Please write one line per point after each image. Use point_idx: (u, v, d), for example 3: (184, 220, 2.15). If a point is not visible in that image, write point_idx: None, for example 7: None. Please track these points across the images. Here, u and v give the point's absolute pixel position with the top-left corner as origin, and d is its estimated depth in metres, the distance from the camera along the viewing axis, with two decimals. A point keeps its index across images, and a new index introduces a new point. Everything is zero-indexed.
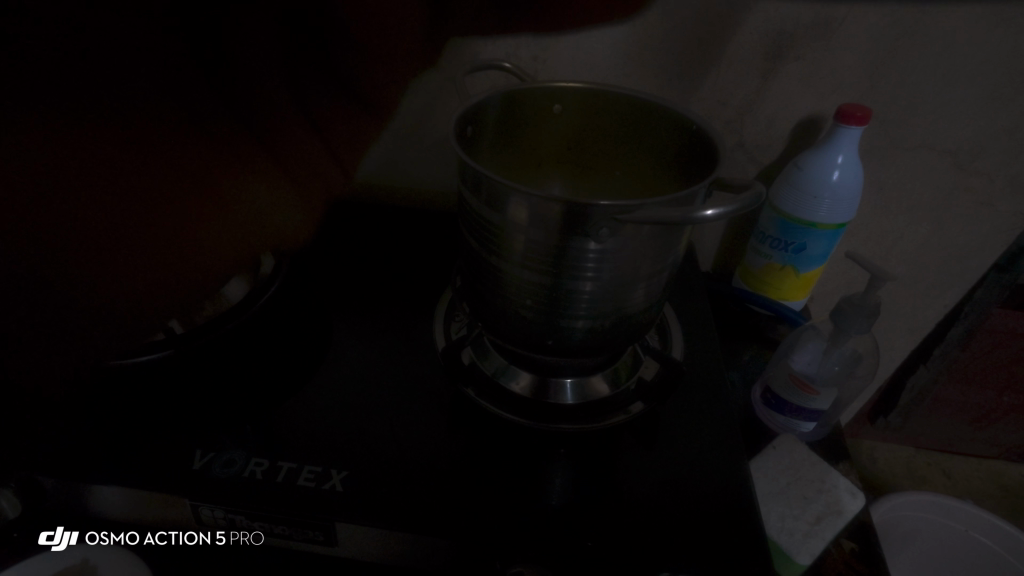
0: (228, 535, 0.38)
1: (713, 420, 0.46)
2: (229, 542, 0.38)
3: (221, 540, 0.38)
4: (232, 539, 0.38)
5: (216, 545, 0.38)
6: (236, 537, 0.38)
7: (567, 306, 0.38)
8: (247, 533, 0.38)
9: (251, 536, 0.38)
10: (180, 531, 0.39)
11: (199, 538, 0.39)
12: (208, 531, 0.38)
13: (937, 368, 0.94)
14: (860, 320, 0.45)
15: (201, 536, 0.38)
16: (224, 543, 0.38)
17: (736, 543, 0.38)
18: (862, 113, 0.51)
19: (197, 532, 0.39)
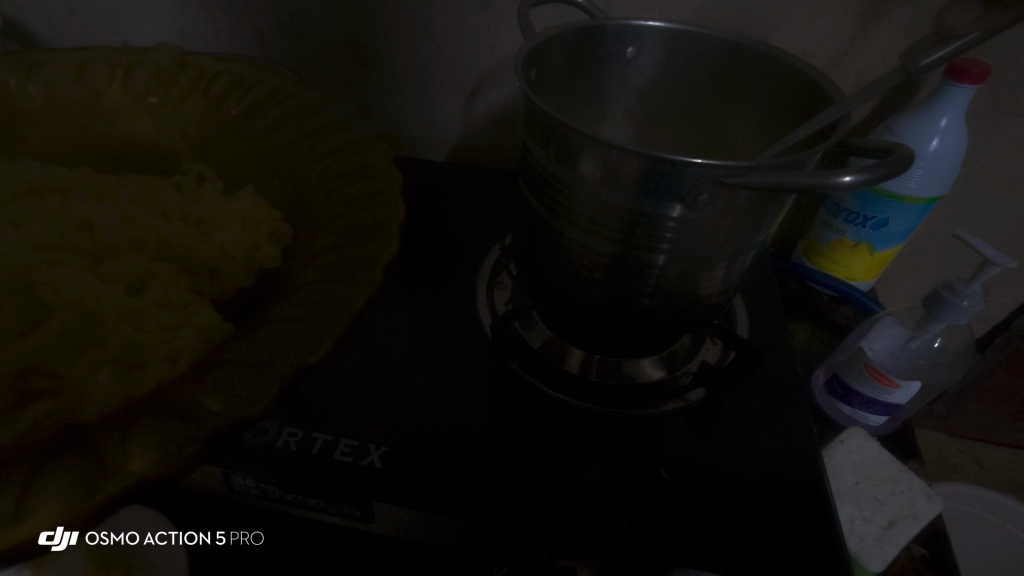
0: (228, 534, 0.37)
1: (781, 412, 0.42)
2: (229, 542, 0.37)
3: (221, 540, 0.37)
4: (232, 539, 0.37)
5: (216, 546, 0.37)
6: (236, 537, 0.37)
7: (636, 280, 0.33)
8: (248, 533, 0.37)
9: (251, 536, 0.37)
10: (181, 531, 0.37)
11: (199, 539, 0.37)
12: (208, 530, 0.37)
13: (994, 358, 0.88)
14: (958, 310, 0.40)
15: (201, 536, 0.37)
16: (223, 543, 0.37)
17: (809, 548, 0.34)
18: (979, 69, 0.44)
19: (197, 532, 0.37)
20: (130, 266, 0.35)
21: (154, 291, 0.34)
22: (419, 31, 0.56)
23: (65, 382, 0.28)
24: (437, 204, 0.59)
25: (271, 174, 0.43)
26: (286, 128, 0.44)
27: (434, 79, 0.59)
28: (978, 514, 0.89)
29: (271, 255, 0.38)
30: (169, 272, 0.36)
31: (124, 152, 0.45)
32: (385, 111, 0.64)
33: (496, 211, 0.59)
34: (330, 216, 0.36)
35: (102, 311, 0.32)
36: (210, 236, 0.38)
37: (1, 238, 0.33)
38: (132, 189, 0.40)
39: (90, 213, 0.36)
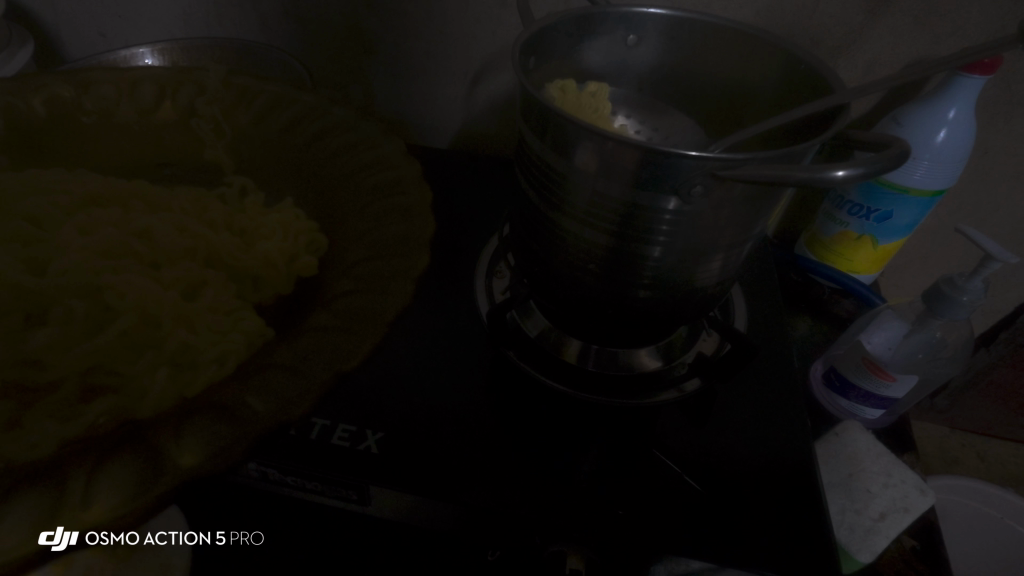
0: (228, 535, 0.38)
1: (777, 404, 0.42)
2: (229, 542, 0.38)
3: (221, 540, 0.38)
4: (232, 539, 0.38)
5: (216, 545, 0.38)
6: (236, 537, 0.38)
7: (632, 271, 0.33)
8: (248, 533, 0.38)
9: (251, 536, 0.38)
10: (180, 531, 0.37)
11: (199, 539, 0.38)
12: (208, 531, 0.38)
13: (999, 352, 0.87)
14: (957, 305, 0.40)
15: (201, 535, 0.38)
16: (223, 543, 0.38)
17: (798, 538, 0.35)
18: (989, 60, 0.43)
19: (196, 532, 0.38)
20: (185, 273, 0.36)
21: (205, 298, 0.35)
22: (422, 16, 0.55)
23: (126, 380, 0.31)
24: (438, 192, 0.59)
25: (307, 182, 0.43)
26: (322, 138, 0.43)
27: (437, 66, 0.59)
28: (974, 506, 0.88)
29: (308, 265, 0.38)
30: (218, 280, 0.37)
31: (164, 158, 0.44)
32: (387, 97, 0.63)
33: (498, 199, 0.59)
34: (366, 231, 0.36)
35: (161, 317, 0.33)
36: (254, 245, 0.38)
37: (70, 242, 0.34)
38: (182, 198, 0.39)
39: (147, 221, 0.36)
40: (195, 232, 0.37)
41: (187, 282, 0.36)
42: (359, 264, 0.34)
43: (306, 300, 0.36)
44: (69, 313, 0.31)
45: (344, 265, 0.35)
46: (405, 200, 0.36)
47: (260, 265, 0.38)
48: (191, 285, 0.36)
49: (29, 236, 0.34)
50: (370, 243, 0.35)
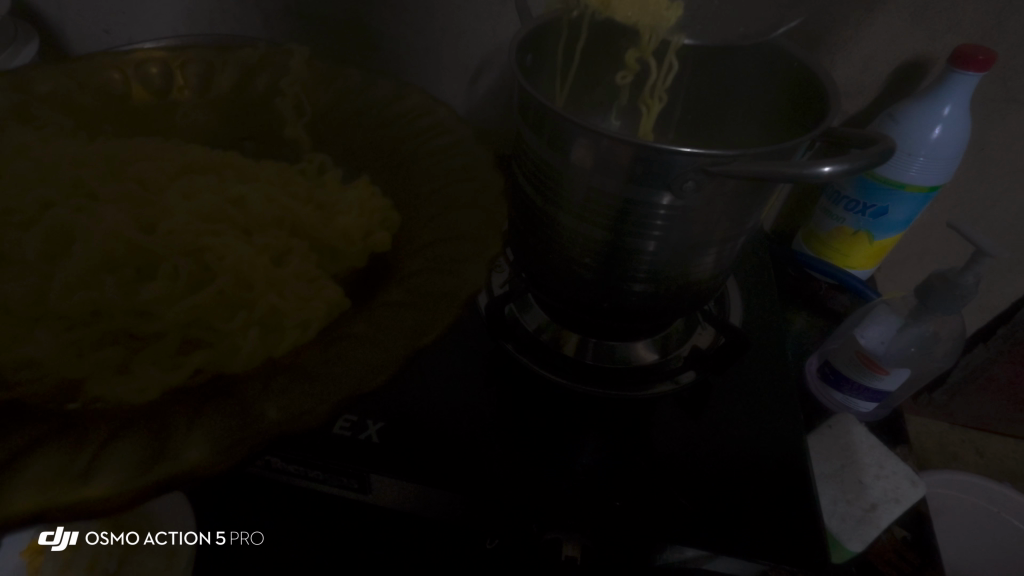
0: (228, 535, 0.38)
1: (770, 397, 0.43)
2: (229, 543, 0.38)
3: (222, 540, 0.38)
4: (232, 539, 0.38)
5: (216, 545, 0.38)
6: (236, 537, 0.38)
7: (627, 265, 0.34)
8: (248, 533, 0.38)
9: (251, 536, 0.38)
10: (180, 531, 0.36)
11: (199, 538, 0.38)
12: (208, 530, 0.38)
13: (997, 348, 0.87)
14: (949, 299, 0.41)
15: (201, 535, 0.38)
16: (223, 543, 0.38)
17: (789, 527, 0.35)
18: (984, 56, 0.43)
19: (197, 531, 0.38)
20: (273, 241, 0.33)
21: (293, 264, 0.32)
22: (423, 12, 0.56)
23: (219, 338, 0.29)
24: None
25: (381, 168, 0.42)
26: (405, 126, 0.43)
27: (438, 62, 0.60)
28: (970, 500, 0.89)
29: (382, 242, 0.36)
30: (303, 250, 0.34)
31: (243, 134, 0.44)
32: None
33: None
34: (443, 218, 0.35)
35: (255, 278, 0.31)
36: (334, 218, 0.36)
37: (178, 208, 0.32)
38: (267, 171, 0.38)
39: (242, 189, 0.34)
40: (281, 198, 0.35)
41: (273, 248, 0.33)
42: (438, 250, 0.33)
43: (378, 278, 0.35)
44: (171, 272, 0.30)
45: (418, 248, 0.34)
46: (482, 193, 0.36)
47: (338, 238, 0.35)
48: (280, 253, 0.33)
49: (138, 198, 0.32)
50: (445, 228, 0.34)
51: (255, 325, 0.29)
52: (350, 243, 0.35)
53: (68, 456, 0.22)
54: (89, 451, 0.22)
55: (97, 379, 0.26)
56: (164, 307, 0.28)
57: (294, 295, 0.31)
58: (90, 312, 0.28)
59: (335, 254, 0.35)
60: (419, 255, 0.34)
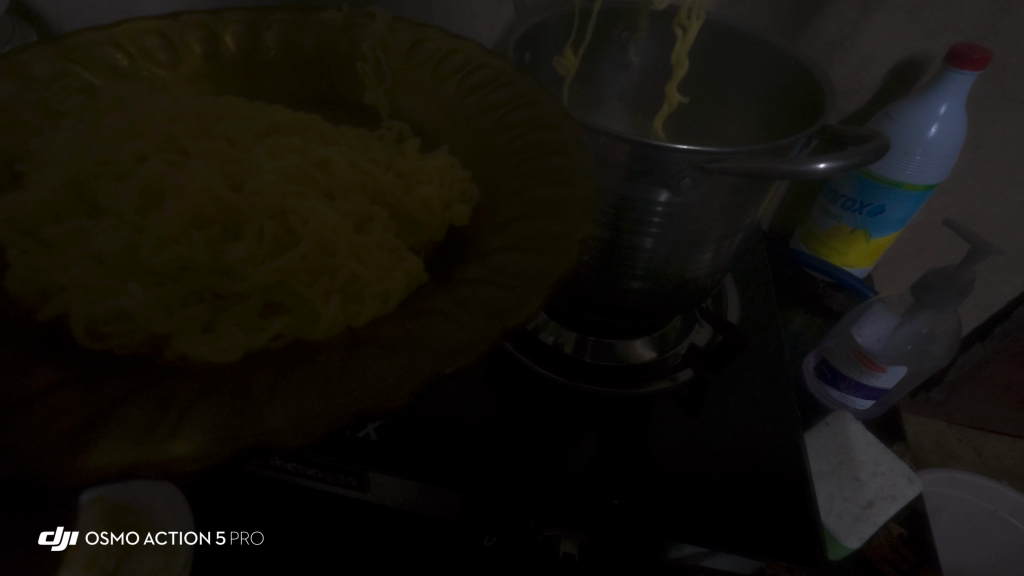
0: (228, 535, 0.38)
1: (768, 394, 0.43)
2: (229, 542, 0.38)
3: (221, 540, 0.38)
4: (232, 539, 0.38)
5: (216, 545, 0.38)
6: (236, 537, 0.38)
7: (625, 263, 0.34)
8: (248, 533, 0.38)
9: (251, 536, 0.38)
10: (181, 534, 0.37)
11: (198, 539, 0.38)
12: (208, 531, 0.38)
13: (994, 347, 0.87)
14: (946, 296, 0.41)
15: (200, 535, 0.38)
16: (223, 543, 0.38)
17: (787, 523, 0.35)
18: (980, 55, 0.43)
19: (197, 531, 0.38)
20: (354, 208, 0.29)
21: (374, 233, 0.29)
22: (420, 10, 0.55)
23: (299, 304, 0.26)
24: None
25: (457, 129, 0.36)
26: (473, 81, 0.36)
27: None
28: (971, 500, 0.88)
29: (462, 215, 0.31)
30: (385, 220, 0.30)
31: (327, 94, 0.39)
32: None
33: None
34: (534, 187, 0.28)
35: (336, 245, 0.27)
36: (412, 188, 0.31)
37: (263, 165, 0.29)
38: (345, 138, 0.33)
39: (327, 152, 0.31)
40: (360, 168, 0.31)
41: (347, 214, 0.29)
42: (523, 224, 0.26)
43: (451, 259, 0.29)
44: (257, 233, 0.27)
45: (498, 223, 0.28)
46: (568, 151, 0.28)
47: (420, 203, 0.30)
48: (358, 224, 0.29)
49: (226, 155, 0.30)
50: (535, 198, 0.27)
51: (337, 294, 0.26)
52: (432, 212, 0.30)
53: (158, 412, 0.19)
54: (180, 406, 0.19)
55: (181, 337, 0.24)
56: (246, 260, 0.26)
57: (383, 275, 0.27)
58: (179, 269, 0.26)
59: (423, 225, 0.30)
60: (503, 229, 0.27)
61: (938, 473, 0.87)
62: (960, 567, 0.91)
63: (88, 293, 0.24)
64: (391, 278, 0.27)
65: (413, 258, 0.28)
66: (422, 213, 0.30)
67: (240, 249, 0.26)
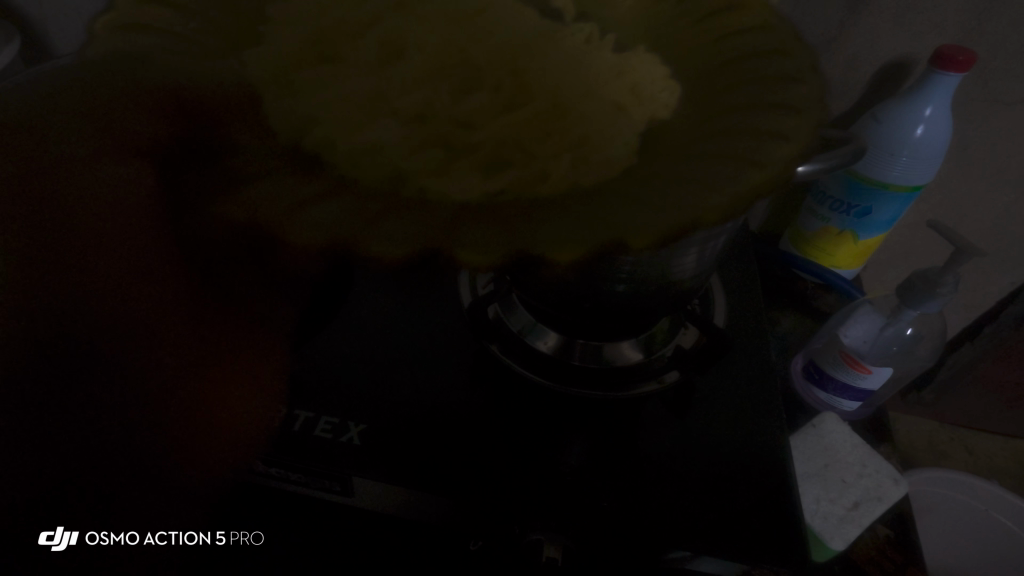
0: (229, 535, 0.38)
1: (754, 395, 0.43)
2: (229, 542, 0.38)
3: (222, 540, 0.38)
4: (232, 539, 0.38)
5: (216, 545, 0.38)
6: (236, 537, 0.38)
7: (608, 265, 0.34)
8: (248, 532, 0.38)
9: (251, 536, 0.38)
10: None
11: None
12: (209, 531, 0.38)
13: (984, 347, 0.88)
14: (931, 297, 0.41)
15: None
16: (223, 543, 0.38)
17: (772, 525, 0.35)
18: (965, 57, 0.43)
19: None
20: (546, 108, 0.28)
21: (585, 125, 0.28)
22: None
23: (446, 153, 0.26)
24: None
25: (706, 50, 0.36)
26: (737, 42, 0.34)
27: None
28: (960, 498, 0.88)
29: (670, 108, 0.32)
30: (546, 116, 0.28)
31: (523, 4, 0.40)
32: None
33: None
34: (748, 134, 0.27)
35: (539, 145, 0.26)
36: (594, 94, 0.30)
37: (420, 30, 0.30)
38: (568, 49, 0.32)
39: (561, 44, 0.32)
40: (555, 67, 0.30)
41: (545, 108, 0.28)
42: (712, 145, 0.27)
43: (596, 149, 0.27)
44: (464, 98, 0.28)
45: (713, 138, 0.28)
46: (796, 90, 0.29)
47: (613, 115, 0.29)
48: (559, 131, 0.27)
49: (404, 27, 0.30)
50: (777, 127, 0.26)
51: (567, 153, 0.26)
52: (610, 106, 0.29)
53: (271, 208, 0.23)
54: (293, 205, 0.23)
55: (396, 214, 0.23)
56: (469, 184, 0.25)
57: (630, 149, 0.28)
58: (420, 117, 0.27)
59: (597, 144, 0.27)
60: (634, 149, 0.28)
61: (930, 472, 0.87)
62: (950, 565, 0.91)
63: (346, 125, 0.26)
64: (539, 159, 0.26)
65: (557, 155, 0.26)
66: (579, 118, 0.28)
67: (379, 122, 0.27)
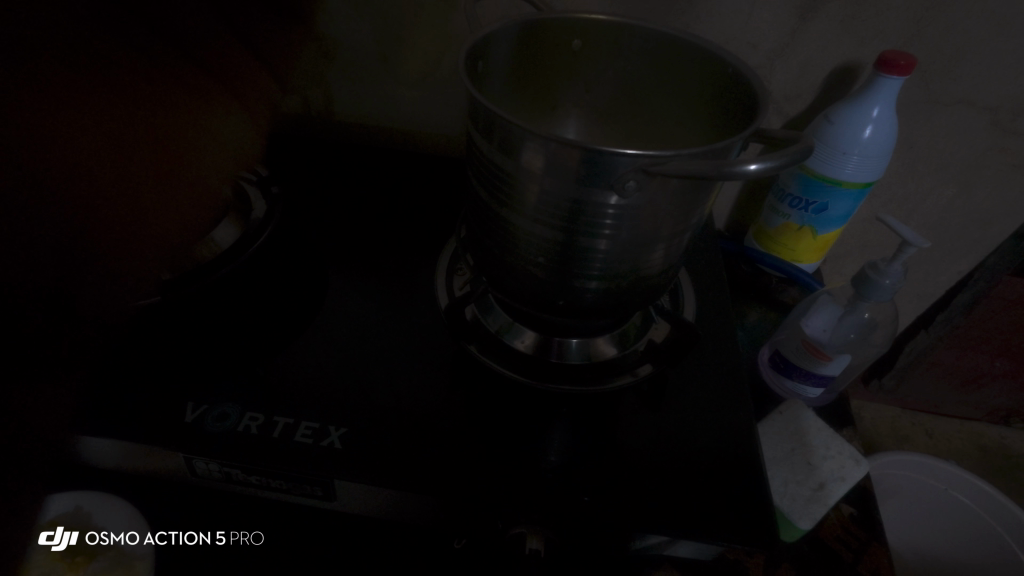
0: (228, 534, 0.38)
1: (724, 386, 0.45)
2: (229, 542, 0.38)
3: (221, 540, 0.38)
4: (232, 539, 0.38)
5: (216, 545, 0.38)
6: (236, 537, 0.38)
7: (580, 264, 0.35)
8: (248, 532, 0.38)
9: (251, 536, 0.38)
10: (180, 531, 0.38)
11: (199, 538, 0.38)
12: (208, 531, 0.38)
13: (937, 334, 0.93)
14: (883, 287, 0.44)
15: (201, 535, 0.37)
16: (223, 543, 0.38)
17: (746, 505, 0.37)
18: (906, 61, 0.46)
19: (197, 532, 0.37)
20: None
21: None
22: (373, 17, 0.56)
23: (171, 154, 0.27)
24: (399, 196, 0.60)
25: None
26: None
27: (392, 67, 0.60)
28: (922, 480, 0.92)
29: None
30: None
31: None
32: (349, 100, 0.64)
33: (461, 199, 0.60)
34: None
35: None
36: None
37: None
38: None
39: None
40: None
41: None
42: None
43: None
44: None
45: None
46: None
47: None
48: None
49: None
50: None
51: None
52: None
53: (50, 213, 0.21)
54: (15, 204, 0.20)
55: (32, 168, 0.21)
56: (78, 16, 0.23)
57: None
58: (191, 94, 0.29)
59: None
60: None
61: (897, 454, 0.91)
62: (905, 539, 0.97)
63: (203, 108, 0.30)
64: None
65: None
66: None
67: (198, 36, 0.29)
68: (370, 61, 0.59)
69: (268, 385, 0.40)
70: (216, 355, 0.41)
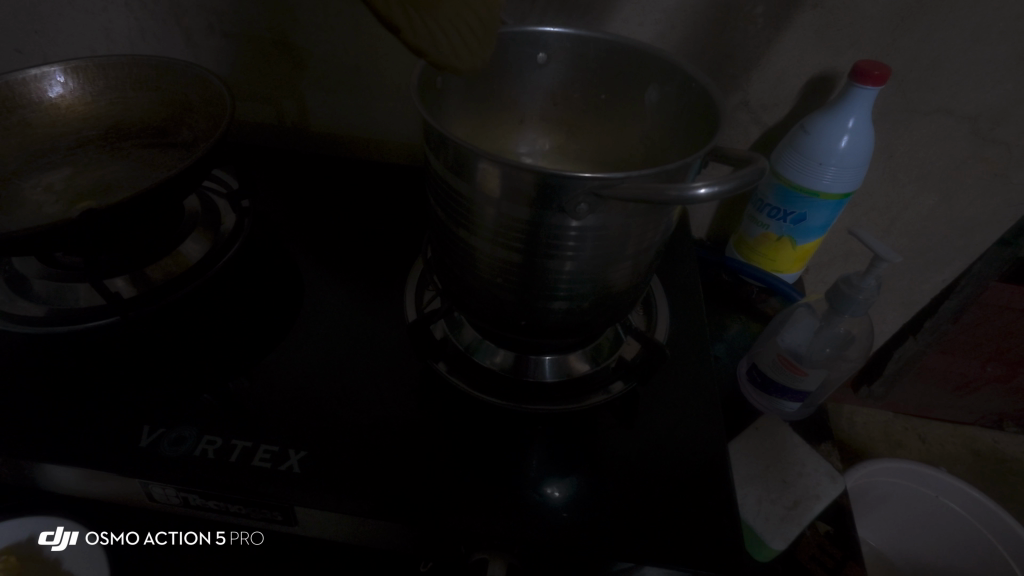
0: (228, 535, 0.38)
1: (697, 402, 0.44)
2: (229, 542, 0.38)
3: (221, 540, 0.38)
4: (232, 539, 0.38)
5: (216, 545, 0.38)
6: (236, 537, 0.38)
7: (544, 285, 0.34)
8: (248, 533, 0.38)
9: (251, 536, 0.38)
10: (180, 532, 0.38)
11: (199, 538, 0.38)
12: (208, 531, 0.37)
13: (926, 340, 0.92)
14: (856, 301, 0.43)
15: (201, 535, 0.38)
16: (223, 543, 0.38)
17: (716, 527, 0.36)
18: (880, 71, 0.46)
19: (197, 532, 0.38)
20: None
21: None
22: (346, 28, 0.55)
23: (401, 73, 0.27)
24: (375, 208, 0.59)
25: None
26: None
27: (366, 78, 0.59)
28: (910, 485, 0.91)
29: None
30: None
31: None
32: (324, 111, 0.63)
33: None
34: None
35: None
36: None
37: None
38: None
39: None
40: None
41: None
42: None
43: None
44: None
45: None
46: None
47: None
48: None
49: None
50: None
51: None
52: None
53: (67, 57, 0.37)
54: None
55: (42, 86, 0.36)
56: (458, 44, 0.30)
57: None
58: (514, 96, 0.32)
59: None
60: None
61: (888, 462, 0.90)
62: (899, 547, 0.96)
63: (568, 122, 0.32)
64: None
65: None
66: None
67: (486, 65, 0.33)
68: (343, 72, 0.59)
69: (228, 407, 0.39)
70: (177, 374, 0.40)
